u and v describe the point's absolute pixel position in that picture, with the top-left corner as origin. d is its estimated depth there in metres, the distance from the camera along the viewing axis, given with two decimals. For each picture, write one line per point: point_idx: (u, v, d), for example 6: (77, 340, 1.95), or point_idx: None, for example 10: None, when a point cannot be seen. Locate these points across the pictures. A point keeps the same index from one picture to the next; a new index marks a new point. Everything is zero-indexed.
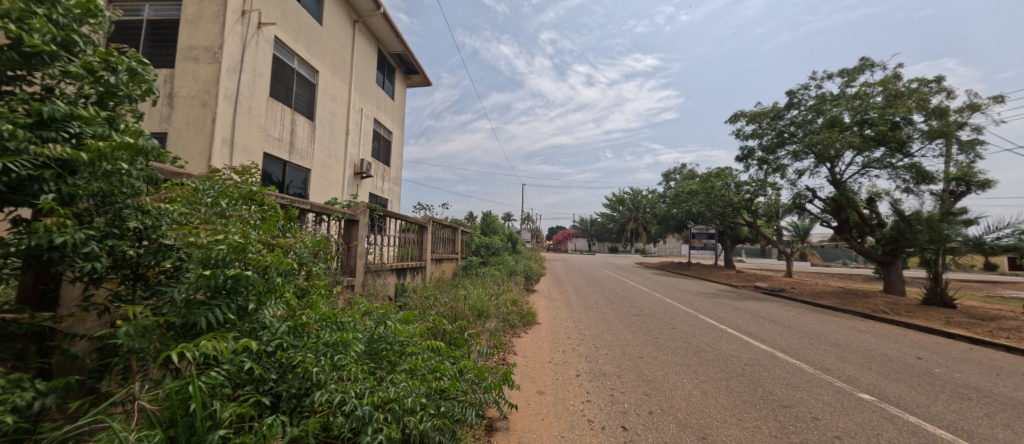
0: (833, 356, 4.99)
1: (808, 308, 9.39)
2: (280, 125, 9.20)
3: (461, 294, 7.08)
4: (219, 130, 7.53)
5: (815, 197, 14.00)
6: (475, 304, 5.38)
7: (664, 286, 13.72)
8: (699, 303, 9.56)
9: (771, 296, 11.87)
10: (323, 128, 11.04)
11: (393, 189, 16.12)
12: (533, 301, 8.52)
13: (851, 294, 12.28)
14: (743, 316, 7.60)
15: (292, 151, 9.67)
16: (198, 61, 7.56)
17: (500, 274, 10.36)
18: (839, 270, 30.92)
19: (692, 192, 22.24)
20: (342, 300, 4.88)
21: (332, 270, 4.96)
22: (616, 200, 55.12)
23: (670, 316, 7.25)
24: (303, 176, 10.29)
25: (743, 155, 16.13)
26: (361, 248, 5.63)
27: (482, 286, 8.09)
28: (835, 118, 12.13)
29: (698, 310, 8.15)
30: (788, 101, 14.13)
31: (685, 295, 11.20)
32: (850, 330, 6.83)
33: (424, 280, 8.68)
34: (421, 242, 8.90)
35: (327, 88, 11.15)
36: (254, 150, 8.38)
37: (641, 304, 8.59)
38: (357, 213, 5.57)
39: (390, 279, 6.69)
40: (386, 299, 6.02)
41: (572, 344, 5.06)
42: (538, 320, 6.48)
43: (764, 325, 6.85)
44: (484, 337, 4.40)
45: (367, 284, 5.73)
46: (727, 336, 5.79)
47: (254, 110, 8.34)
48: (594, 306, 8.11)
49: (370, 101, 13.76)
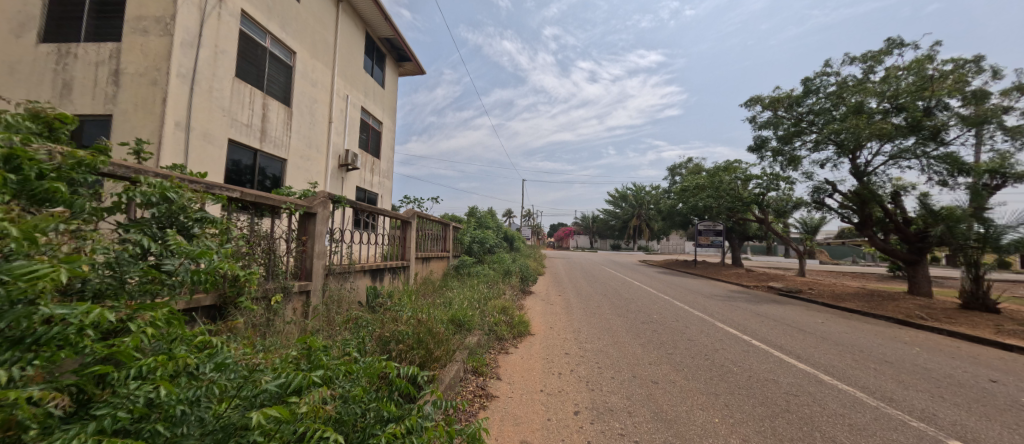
0: (891, 381, 4.05)
1: (833, 313, 8.45)
2: (248, 110, 8.30)
3: (444, 299, 6.19)
4: (171, 112, 6.64)
5: (835, 190, 13.01)
6: (452, 316, 4.48)
7: (672, 287, 12.76)
8: (713, 306, 8.60)
9: (789, 298, 10.88)
10: (302, 115, 10.15)
11: (383, 183, 15.25)
12: (527, 306, 7.63)
13: (877, 296, 11.27)
14: (765, 324, 6.67)
15: (264, 138, 8.77)
16: (147, 34, 6.66)
17: (494, 274, 9.44)
18: (850, 268, 29.71)
19: (700, 187, 21.21)
20: (288, 310, 3.98)
21: (279, 275, 4.04)
22: (618, 196, 53.97)
23: (684, 324, 6.34)
24: (277, 167, 9.40)
25: (755, 146, 15.14)
26: (320, 249, 4.69)
27: (471, 289, 7.18)
28: (859, 105, 11.18)
29: (713, 316, 7.23)
30: (805, 87, 13.14)
31: (695, 297, 10.23)
32: (893, 341, 5.88)
33: (408, 282, 7.77)
34: (403, 240, 7.96)
35: (306, 72, 10.24)
36: (216, 136, 7.49)
37: (649, 309, 7.64)
38: (316, 206, 4.61)
39: (361, 282, 5.76)
40: (352, 307, 5.10)
41: (571, 364, 4.15)
42: (532, 330, 5.58)
43: (794, 336, 5.90)
44: (457, 360, 3.52)
45: (329, 288, 4.83)
46: (755, 350, 4.89)
47: (215, 91, 7.44)
48: (596, 312, 7.20)
49: (357, 88, 12.86)
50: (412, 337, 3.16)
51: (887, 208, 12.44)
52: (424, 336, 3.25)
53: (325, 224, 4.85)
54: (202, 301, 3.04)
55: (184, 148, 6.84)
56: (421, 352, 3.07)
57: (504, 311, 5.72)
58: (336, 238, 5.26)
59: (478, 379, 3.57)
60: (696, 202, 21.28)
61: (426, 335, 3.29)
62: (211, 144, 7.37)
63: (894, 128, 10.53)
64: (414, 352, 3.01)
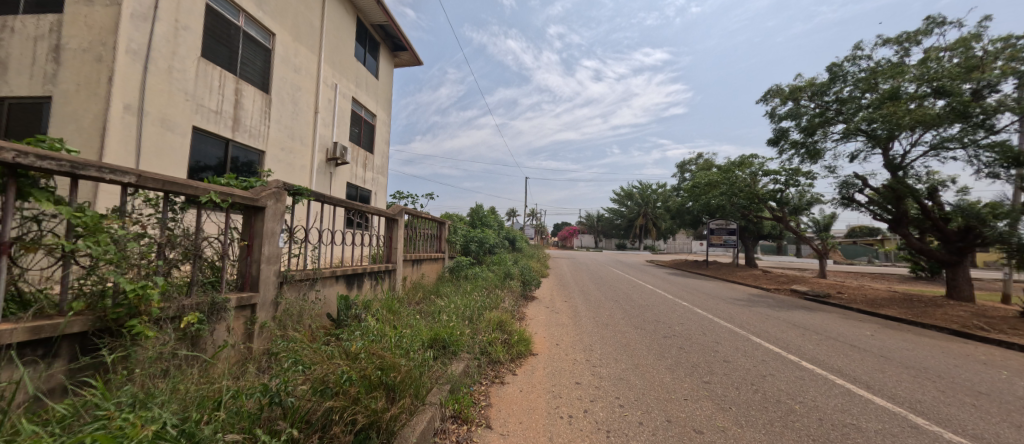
0: (1008, 426, 3.07)
1: (878, 322, 7.41)
2: (218, 95, 7.43)
3: (431, 312, 5.25)
4: (119, 93, 5.78)
5: (866, 185, 11.94)
6: (428, 338, 3.56)
7: (687, 290, 11.73)
8: (741, 314, 7.59)
9: (819, 304, 9.85)
10: (283, 103, 9.27)
11: (377, 179, 14.35)
12: (528, 316, 6.67)
13: (917, 301, 10.20)
14: (808, 339, 5.66)
15: (237, 127, 7.90)
16: (92, 4, 5.81)
17: (492, 278, 8.50)
18: (867, 269, 28.49)
19: (712, 183, 19.85)
20: (215, 333, 3.09)
21: (205, 287, 3.14)
22: (624, 194, 52.51)
23: (714, 339, 5.34)
24: (254, 160, 8.53)
25: (775, 139, 14.03)
26: (270, 255, 3.78)
27: (464, 297, 6.24)
28: (895, 90, 10.17)
29: (745, 328, 6.20)
30: (830, 73, 11.92)
31: (716, 302, 9.20)
32: (969, 362, 4.87)
33: (394, 288, 6.81)
34: (389, 240, 6.97)
35: (287, 56, 9.35)
36: (177, 123, 6.63)
37: (670, 319, 6.62)
38: (265, 199, 3.69)
39: (330, 290, 4.82)
40: (313, 325, 4.16)
41: (583, 401, 3.22)
42: (534, 349, 4.64)
43: (852, 357, 4.87)
44: (430, 403, 2.59)
45: (284, 300, 3.93)
46: (813, 379, 3.93)
47: (176, 72, 6.59)
48: (608, 323, 6.19)
49: (347, 77, 11.98)
50: (360, 377, 2.26)
51: (923, 205, 11.38)
52: (379, 378, 2.34)
53: (280, 221, 3.94)
54: (69, 328, 2.15)
55: (136, 136, 6.00)
56: (373, 399, 2.15)
57: (500, 326, 4.74)
58: (296, 240, 4.32)
59: (460, 430, 2.64)
60: (708, 200, 20.04)
61: (383, 374, 2.39)
62: (171, 131, 6.51)
63: (938, 116, 9.49)
64: (360, 406, 2.03)
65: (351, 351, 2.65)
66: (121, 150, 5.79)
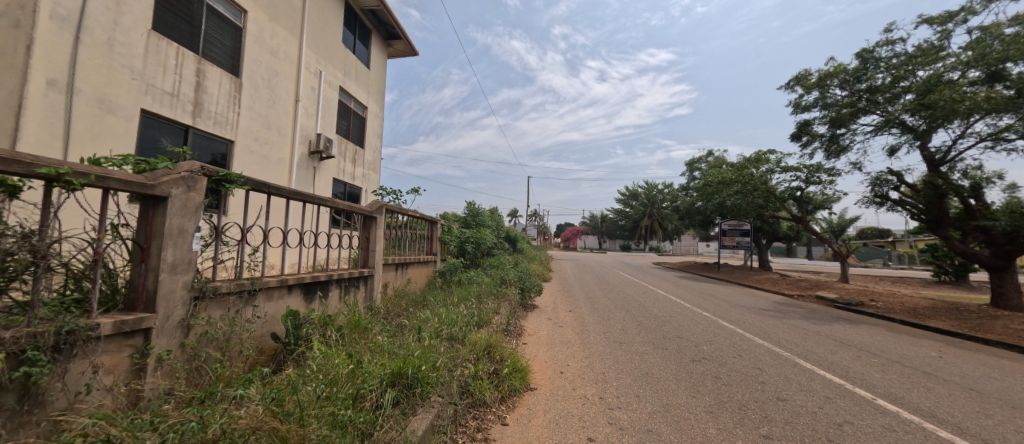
0: None
1: (936, 339, 6.35)
2: (173, 75, 6.51)
3: (406, 332, 4.29)
4: (40, 65, 4.87)
5: (902, 181, 10.83)
6: (377, 379, 2.64)
7: (705, 296, 10.67)
8: (774, 327, 6.56)
9: (856, 314, 8.79)
10: (257, 88, 8.35)
11: (369, 176, 13.44)
12: (527, 332, 5.68)
13: (966, 311, 9.09)
14: (869, 364, 4.62)
15: (199, 113, 6.96)
16: None
17: (488, 285, 7.51)
18: (884, 272, 27.20)
19: (725, 181, 18.72)
20: (63, 378, 2.13)
21: (54, 312, 2.17)
22: (629, 194, 51.13)
23: (756, 366, 4.31)
24: (222, 151, 7.60)
25: (797, 131, 12.91)
26: (178, 262, 2.82)
27: (451, 309, 5.27)
28: (940, 75, 9.06)
29: (787, 349, 5.17)
30: (861, 59, 10.78)
31: (741, 311, 8.15)
32: None
33: (371, 298, 5.83)
34: (367, 242, 5.97)
35: (262, 36, 8.44)
36: (119, 104, 5.71)
37: (694, 336, 5.60)
38: (167, 187, 2.72)
39: (279, 305, 3.83)
40: (243, 355, 3.19)
41: None
42: (534, 383, 3.62)
43: (936, 392, 3.84)
44: None
45: (200, 320, 2.97)
46: (907, 432, 2.91)
47: (117, 46, 5.67)
48: (622, 342, 5.16)
49: (333, 64, 11.05)
50: None
51: (967, 203, 10.26)
52: None
53: (195, 215, 2.97)
54: None
55: (61, 117, 5.07)
56: None
57: (490, 350, 3.74)
58: (225, 241, 3.36)
59: None
60: (722, 199, 18.84)
61: None
62: (111, 114, 5.61)
63: (997, 103, 8.34)
64: None
65: (220, 432, 1.83)
66: (38, 135, 4.86)
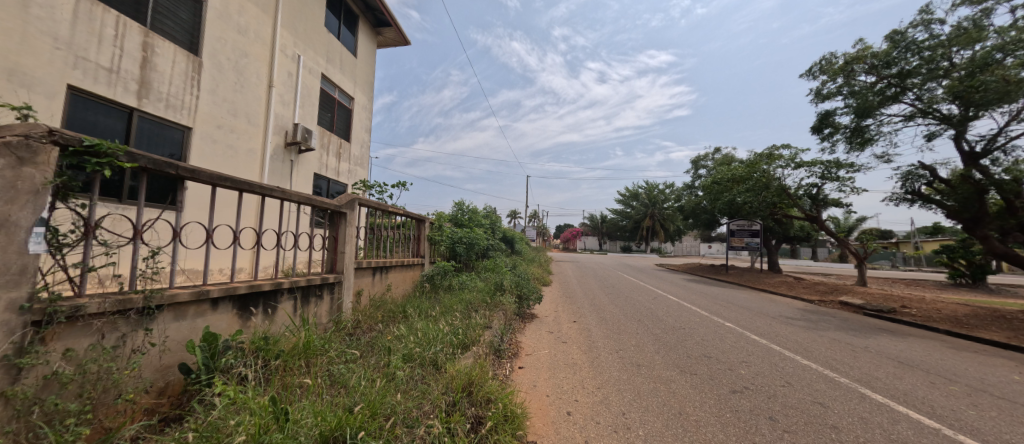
0: None
1: (1005, 357, 5.41)
2: (112, 48, 5.59)
3: (367, 358, 3.33)
4: None
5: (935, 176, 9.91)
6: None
7: (722, 303, 9.68)
8: (814, 342, 5.60)
9: (894, 324, 7.83)
10: (221, 69, 7.40)
11: (355, 172, 12.48)
12: (525, 350, 4.74)
13: (1015, 320, 8.14)
14: (953, 397, 3.68)
15: (146, 93, 6.04)
16: None
17: (479, 292, 6.56)
18: (897, 276, 26.15)
19: (734, 179, 17.80)
20: None
21: None
22: (630, 194, 50.26)
23: (820, 402, 3.35)
24: (178, 139, 6.65)
25: (817, 123, 12.01)
26: None
27: (431, 324, 4.32)
28: (986, 57, 8.12)
29: (843, 373, 4.21)
30: (892, 42, 9.85)
31: (768, 321, 7.18)
32: None
33: (337, 309, 4.86)
34: (334, 242, 5.01)
35: (227, 11, 7.50)
36: (38, 78, 4.78)
37: (726, 356, 4.65)
38: None
39: (193, 327, 2.87)
40: (118, 402, 2.23)
41: None
42: (532, 435, 2.65)
43: None
44: None
45: (41, 356, 2.01)
46: None
47: (32, 7, 4.73)
48: (640, 365, 4.21)
49: (315, 49, 10.12)
50: None
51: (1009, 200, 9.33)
52: None
53: (35, 202, 2.03)
54: None
55: None
56: None
57: (472, 386, 2.81)
58: (104, 241, 2.42)
59: None
60: (732, 198, 17.88)
61: None
62: (26, 89, 4.68)
63: None
64: None
65: None
66: None
